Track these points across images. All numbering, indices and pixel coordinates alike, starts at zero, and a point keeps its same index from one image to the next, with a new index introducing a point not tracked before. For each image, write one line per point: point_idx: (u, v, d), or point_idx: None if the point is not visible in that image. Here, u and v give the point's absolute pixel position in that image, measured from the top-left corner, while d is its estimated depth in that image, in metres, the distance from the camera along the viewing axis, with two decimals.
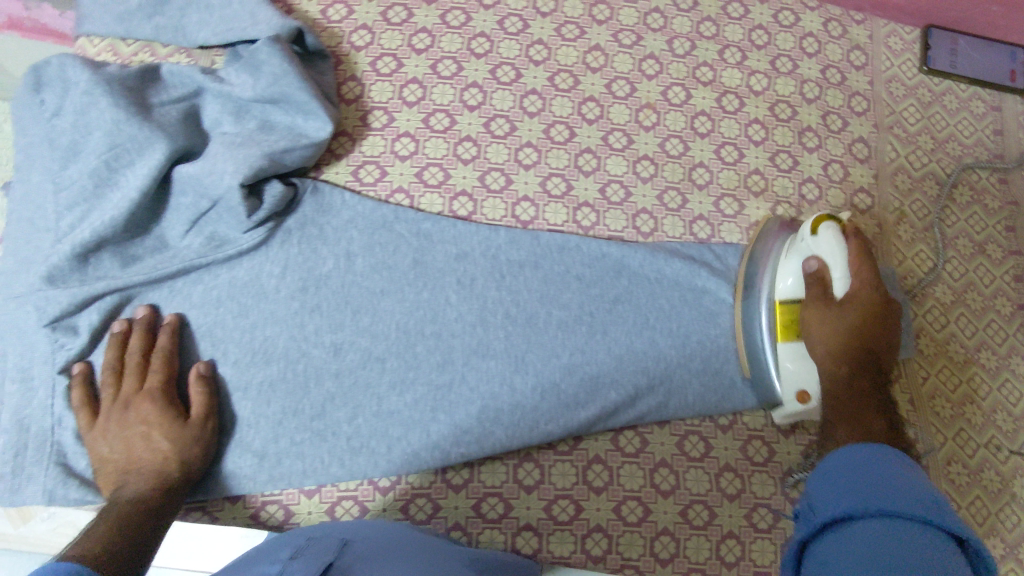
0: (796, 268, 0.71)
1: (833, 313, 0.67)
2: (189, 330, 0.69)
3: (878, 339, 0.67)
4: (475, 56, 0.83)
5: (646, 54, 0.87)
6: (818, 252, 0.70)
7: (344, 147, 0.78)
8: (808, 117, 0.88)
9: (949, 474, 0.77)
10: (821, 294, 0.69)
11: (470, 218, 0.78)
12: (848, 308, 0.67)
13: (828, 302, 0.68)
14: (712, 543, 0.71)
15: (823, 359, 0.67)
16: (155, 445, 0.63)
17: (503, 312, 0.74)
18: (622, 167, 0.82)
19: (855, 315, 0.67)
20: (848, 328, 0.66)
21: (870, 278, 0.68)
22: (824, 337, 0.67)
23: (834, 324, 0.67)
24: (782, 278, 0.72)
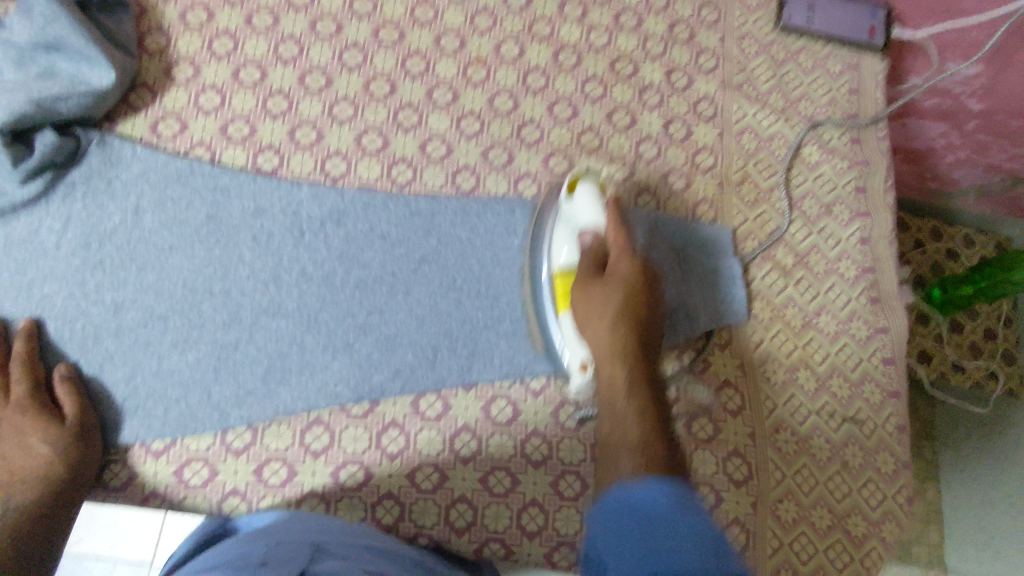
0: (571, 234, 0.68)
1: (600, 291, 0.63)
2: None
3: (644, 316, 0.63)
4: (293, 8, 0.80)
5: (478, 8, 0.83)
6: (579, 217, 0.68)
7: (142, 99, 0.74)
8: (650, 74, 0.85)
9: (776, 442, 0.73)
10: (581, 270, 0.65)
11: (274, 174, 0.74)
12: (612, 280, 0.64)
13: (592, 274, 0.65)
14: (512, 511, 0.67)
15: (598, 349, 0.61)
16: (33, 452, 0.62)
17: (301, 273, 0.72)
18: (445, 123, 0.79)
19: (622, 288, 0.63)
20: (612, 311, 0.61)
21: (624, 243, 0.65)
22: (594, 330, 0.62)
23: (596, 304, 0.62)
24: (558, 247, 0.68)
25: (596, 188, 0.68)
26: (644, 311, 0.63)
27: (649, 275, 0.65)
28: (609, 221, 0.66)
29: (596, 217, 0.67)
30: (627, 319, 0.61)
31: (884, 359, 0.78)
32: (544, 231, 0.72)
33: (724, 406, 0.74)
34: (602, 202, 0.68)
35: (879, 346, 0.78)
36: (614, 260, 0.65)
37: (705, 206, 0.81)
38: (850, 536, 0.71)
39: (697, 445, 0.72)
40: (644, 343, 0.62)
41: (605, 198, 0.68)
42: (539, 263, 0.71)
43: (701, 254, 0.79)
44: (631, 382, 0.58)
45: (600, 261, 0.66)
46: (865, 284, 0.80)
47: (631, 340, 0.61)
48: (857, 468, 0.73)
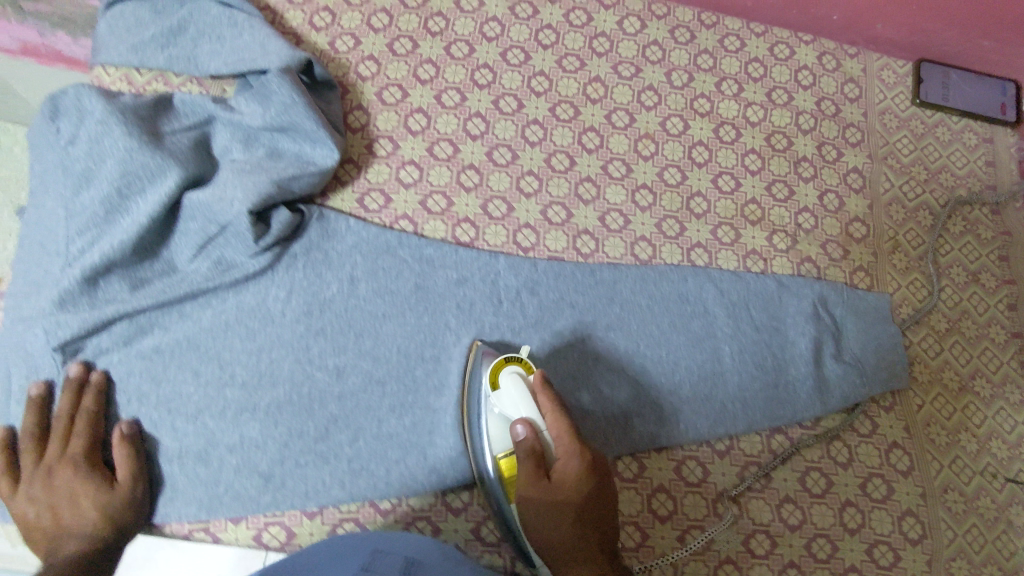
0: (503, 422, 0.68)
1: (545, 495, 0.62)
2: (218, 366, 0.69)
3: (596, 500, 0.62)
4: (478, 86, 0.86)
5: (644, 85, 0.89)
6: (509, 413, 0.66)
7: (350, 174, 0.80)
8: (803, 147, 0.90)
9: (945, 501, 0.77)
10: (522, 478, 0.63)
11: (472, 245, 0.79)
12: (553, 484, 0.63)
13: (535, 478, 0.63)
14: (709, 568, 0.71)
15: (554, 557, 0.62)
16: (70, 504, 0.61)
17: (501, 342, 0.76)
18: (621, 195, 0.84)
19: (568, 491, 0.62)
20: (569, 510, 0.61)
21: (563, 435, 0.64)
22: (549, 520, 0.62)
23: (547, 513, 0.62)
24: (493, 436, 0.68)
25: (522, 377, 0.67)
26: (593, 503, 0.62)
27: (598, 455, 0.65)
28: (545, 414, 0.65)
29: (528, 409, 0.65)
30: (583, 514, 0.62)
31: None
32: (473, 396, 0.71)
33: (896, 466, 0.78)
34: (529, 391, 0.66)
35: None
36: (560, 462, 0.63)
37: (861, 274, 0.86)
38: None
39: (873, 505, 0.76)
40: (600, 510, 0.62)
41: (529, 385, 0.67)
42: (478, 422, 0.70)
43: (867, 321, 0.83)
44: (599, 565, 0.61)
45: (542, 456, 0.64)
46: (1014, 348, 0.85)
47: (587, 529, 0.62)
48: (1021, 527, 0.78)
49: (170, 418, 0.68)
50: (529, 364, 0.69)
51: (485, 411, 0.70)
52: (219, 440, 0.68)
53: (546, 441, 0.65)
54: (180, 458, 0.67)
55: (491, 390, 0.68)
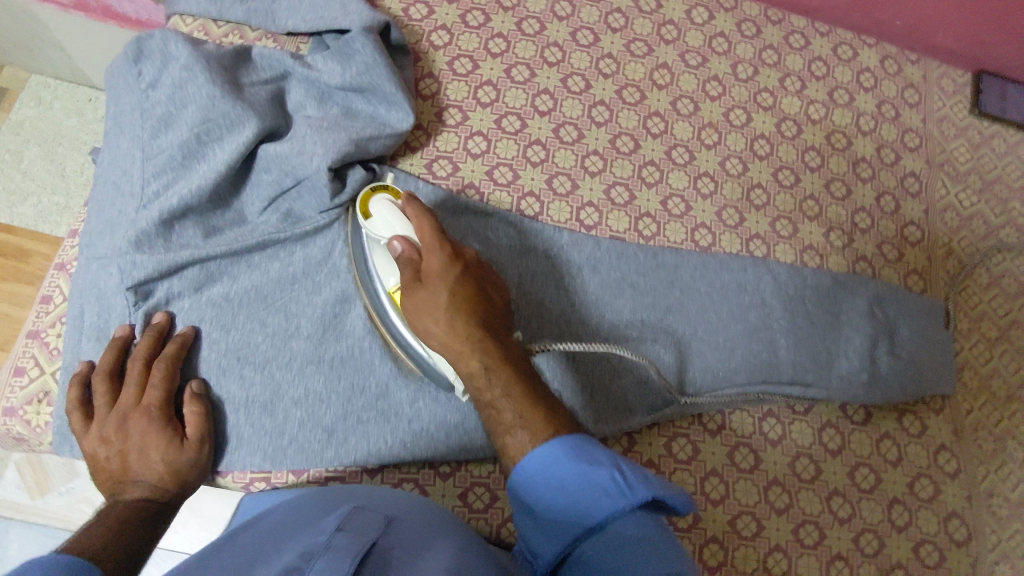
0: (386, 258, 0.66)
1: (421, 294, 0.59)
2: (287, 316, 0.70)
3: (473, 288, 0.59)
4: (548, 64, 0.86)
5: (710, 75, 0.90)
6: (383, 235, 0.64)
7: (419, 140, 0.80)
8: (862, 148, 0.91)
9: (990, 506, 0.78)
10: (404, 280, 0.60)
11: (537, 218, 0.80)
12: (444, 280, 0.59)
13: (415, 280, 0.60)
14: (759, 553, 0.72)
15: (450, 351, 0.57)
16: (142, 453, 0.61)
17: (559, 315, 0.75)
18: (683, 182, 0.85)
19: (442, 286, 0.58)
20: (450, 292, 0.58)
21: (432, 240, 0.61)
22: (441, 325, 0.58)
23: (438, 292, 0.58)
24: (386, 275, 0.66)
25: (393, 202, 0.66)
26: (493, 343, 0.57)
27: (465, 252, 0.62)
28: (413, 216, 0.62)
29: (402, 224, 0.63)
30: (471, 311, 0.58)
31: None
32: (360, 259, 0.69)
33: (943, 468, 0.78)
34: (403, 203, 0.64)
35: None
36: (425, 262, 0.60)
37: (915, 277, 0.87)
38: None
39: (920, 503, 0.76)
40: (488, 323, 0.58)
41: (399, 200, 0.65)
42: (370, 279, 0.68)
43: (923, 321, 0.84)
44: (493, 375, 0.55)
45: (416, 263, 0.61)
46: None
47: (476, 324, 0.57)
48: None
49: (238, 365, 0.68)
50: (398, 193, 0.68)
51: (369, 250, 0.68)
52: (285, 393, 0.68)
53: (417, 243, 0.62)
54: (247, 408, 0.67)
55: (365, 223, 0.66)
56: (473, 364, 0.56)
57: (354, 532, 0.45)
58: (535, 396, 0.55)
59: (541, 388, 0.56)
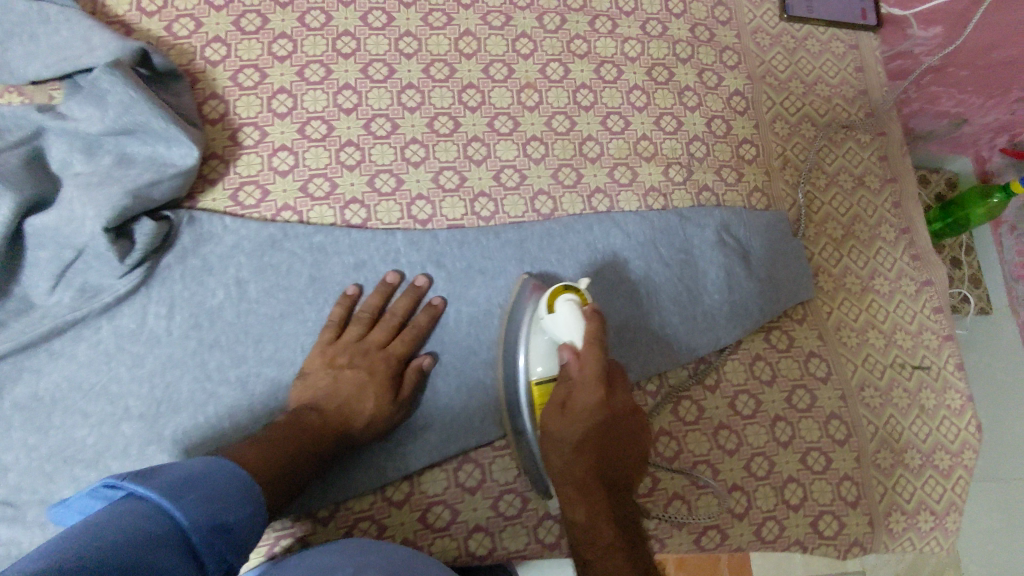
0: (547, 348, 0.66)
1: (560, 425, 0.61)
2: (109, 398, 0.64)
3: (597, 441, 0.61)
4: (342, 56, 0.80)
5: (517, 33, 0.86)
6: (563, 336, 0.64)
7: (217, 170, 0.73)
8: (684, 76, 0.89)
9: (864, 399, 0.81)
10: (552, 401, 0.62)
11: (365, 226, 0.74)
12: (576, 418, 0.61)
13: (560, 407, 0.62)
14: (659, 507, 0.72)
15: (552, 459, 0.63)
16: (360, 403, 0.65)
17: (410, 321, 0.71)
18: (512, 151, 0.81)
19: (580, 428, 0.61)
20: (571, 443, 0.61)
21: (596, 368, 0.60)
22: (557, 457, 0.62)
23: (569, 438, 0.61)
24: (531, 362, 0.67)
25: (577, 304, 0.64)
26: (598, 463, 0.61)
27: (612, 393, 0.61)
28: (587, 336, 0.62)
29: (574, 335, 0.63)
30: (591, 457, 0.61)
31: (934, 308, 0.87)
32: (518, 330, 0.70)
33: (815, 374, 0.81)
34: (582, 313, 0.63)
35: (928, 298, 0.87)
36: (578, 396, 0.61)
37: (757, 195, 0.87)
38: (939, 470, 0.80)
39: (801, 415, 0.78)
40: (609, 460, 0.62)
41: (583, 310, 0.64)
42: (515, 370, 0.69)
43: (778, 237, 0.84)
44: (588, 499, 0.61)
45: (566, 388, 0.62)
46: (905, 243, 0.89)
47: (587, 471, 0.61)
48: (933, 409, 0.82)
49: (65, 467, 0.62)
50: (585, 294, 0.67)
51: (530, 329, 0.68)
52: None
53: (576, 372, 0.61)
54: None
55: (548, 315, 0.65)
56: (568, 495, 0.62)
57: None
58: (604, 518, 0.60)
59: (628, 536, 0.60)
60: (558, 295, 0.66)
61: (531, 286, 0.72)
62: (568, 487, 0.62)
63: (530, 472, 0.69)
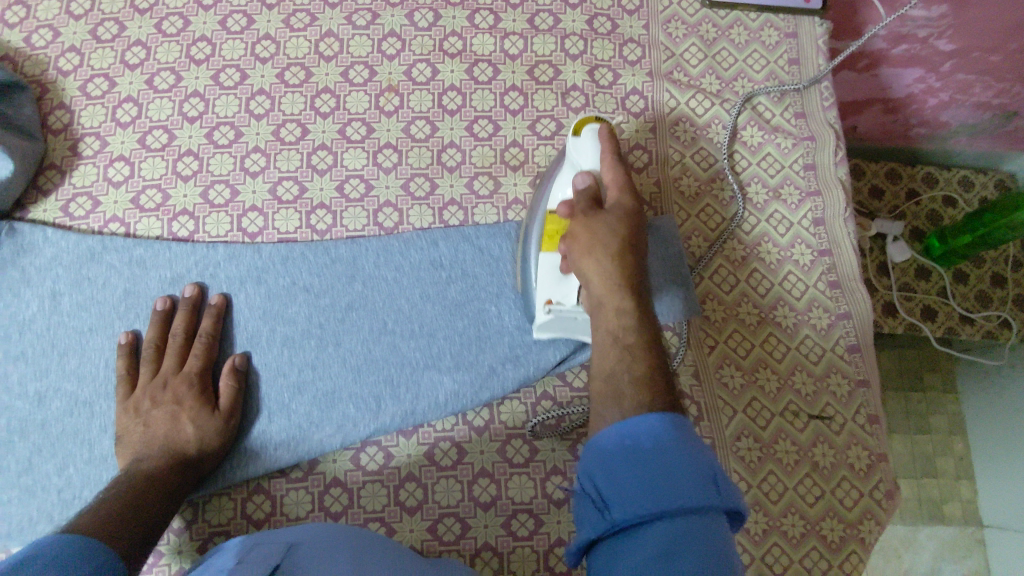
0: (569, 175, 0.61)
1: (594, 215, 0.55)
2: None
3: (639, 250, 0.54)
4: (194, 63, 0.78)
5: (384, 32, 0.80)
6: (580, 159, 0.60)
7: (52, 181, 0.74)
8: (572, 75, 0.80)
9: (738, 451, 0.70)
10: (581, 206, 0.57)
11: (191, 238, 0.73)
12: (612, 214, 0.55)
13: (591, 208, 0.56)
14: (464, 558, 0.65)
15: (583, 252, 0.53)
16: (182, 431, 0.64)
17: (210, 342, 0.68)
18: (361, 160, 0.76)
19: (617, 217, 0.55)
20: (615, 244, 0.53)
21: (619, 172, 0.58)
22: (595, 263, 0.52)
23: (601, 238, 0.53)
24: (559, 186, 0.62)
25: (601, 132, 0.60)
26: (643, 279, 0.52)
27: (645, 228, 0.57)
28: (607, 160, 0.59)
29: (596, 164, 0.59)
30: (627, 244, 0.53)
31: (849, 347, 0.73)
32: (550, 177, 0.66)
33: None
34: (604, 140, 0.59)
35: (842, 334, 0.74)
36: (613, 193, 0.57)
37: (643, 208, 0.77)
38: (826, 542, 0.68)
39: None
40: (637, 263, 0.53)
41: (608, 137, 0.60)
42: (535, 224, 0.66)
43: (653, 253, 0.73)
44: (633, 302, 0.50)
45: (592, 195, 0.57)
46: (823, 268, 0.76)
47: (626, 252, 0.53)
48: (828, 468, 0.70)
49: None
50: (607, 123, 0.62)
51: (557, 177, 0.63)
52: None
53: (605, 187, 0.58)
54: None
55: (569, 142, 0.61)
56: (606, 299, 0.51)
57: (251, 561, 0.47)
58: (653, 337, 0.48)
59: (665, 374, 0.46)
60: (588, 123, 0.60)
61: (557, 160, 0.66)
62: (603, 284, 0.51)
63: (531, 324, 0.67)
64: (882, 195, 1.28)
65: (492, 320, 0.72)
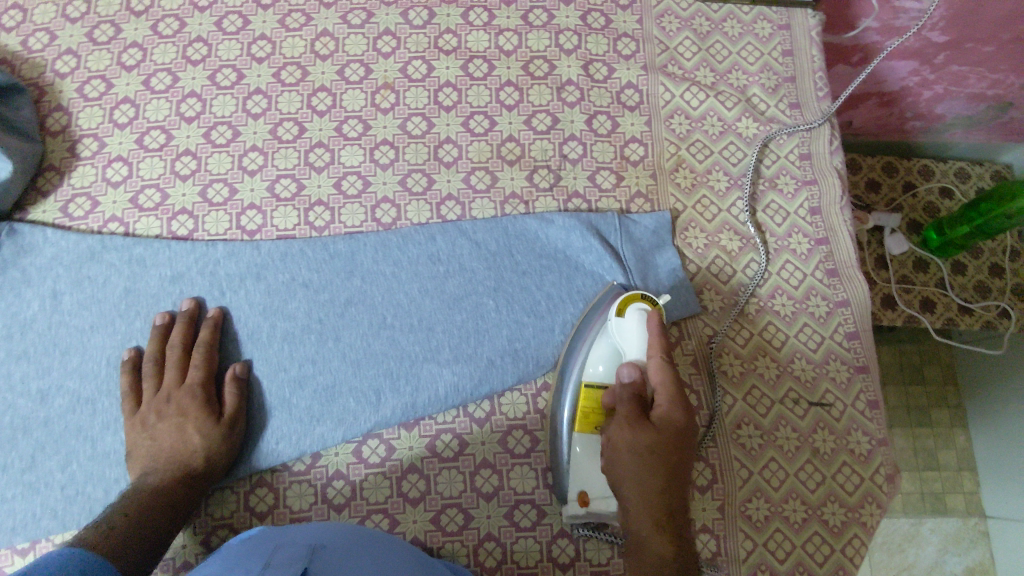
0: (609, 354, 0.66)
1: (636, 431, 0.59)
2: None
3: (678, 456, 0.58)
4: (190, 63, 0.78)
5: (380, 31, 0.81)
6: (625, 325, 0.65)
7: (51, 182, 0.74)
8: (567, 70, 0.81)
9: (739, 439, 0.70)
10: (624, 406, 0.60)
11: (190, 237, 0.73)
12: (657, 426, 0.59)
13: (635, 411, 0.60)
14: (467, 548, 0.66)
15: (624, 464, 0.58)
16: (186, 442, 0.64)
17: (208, 350, 0.68)
18: (358, 156, 0.76)
19: (663, 432, 0.59)
20: (648, 450, 0.58)
21: (666, 375, 0.61)
22: (634, 432, 0.59)
23: (639, 456, 0.58)
24: (592, 362, 0.66)
25: (649, 313, 0.65)
26: (675, 451, 0.58)
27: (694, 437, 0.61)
28: (655, 347, 0.63)
29: (638, 349, 0.64)
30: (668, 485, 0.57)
31: (848, 334, 0.74)
32: (582, 338, 0.68)
33: None
34: (652, 323, 0.64)
35: (840, 321, 0.74)
36: (664, 407, 0.60)
37: (640, 200, 0.77)
38: (828, 527, 0.68)
39: None
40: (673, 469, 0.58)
41: (657, 323, 0.64)
42: (567, 371, 0.68)
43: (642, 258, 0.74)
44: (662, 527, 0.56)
45: (638, 396, 0.61)
46: (820, 257, 0.76)
47: (665, 487, 0.57)
48: (829, 454, 0.70)
49: None
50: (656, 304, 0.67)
51: (595, 336, 0.67)
52: None
53: (651, 384, 0.62)
54: None
55: (613, 319, 0.66)
56: (640, 517, 0.56)
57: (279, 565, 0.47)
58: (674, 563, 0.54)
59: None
60: (633, 301, 0.66)
61: (603, 301, 0.70)
62: (641, 547, 0.55)
63: (557, 481, 0.66)
64: (880, 187, 1.29)
65: (491, 313, 0.72)
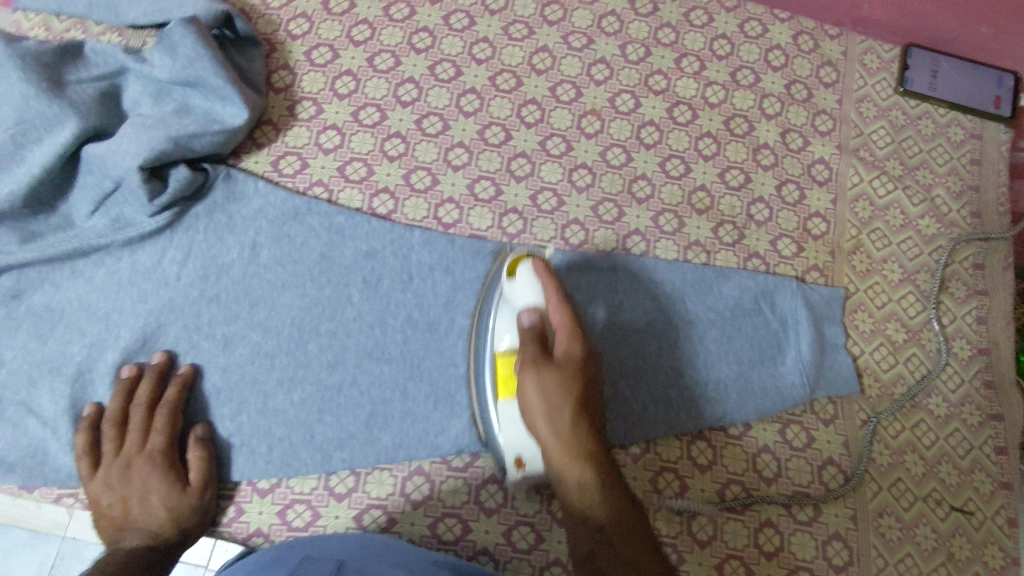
0: (512, 317, 0.62)
1: (552, 380, 0.57)
2: (105, 323, 0.69)
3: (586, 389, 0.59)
4: (415, 51, 0.81)
5: (595, 58, 0.84)
6: (518, 304, 0.61)
7: (267, 136, 0.77)
8: (765, 133, 0.83)
9: (879, 527, 0.71)
10: (529, 358, 0.58)
11: (388, 217, 0.75)
12: (563, 367, 0.58)
13: (540, 356, 0.58)
14: None
15: (551, 453, 0.57)
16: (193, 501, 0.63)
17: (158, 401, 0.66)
18: (557, 174, 0.79)
19: (574, 380, 0.58)
20: (570, 397, 0.57)
21: (564, 321, 0.60)
22: (546, 423, 0.57)
23: (552, 397, 0.57)
24: (501, 331, 0.63)
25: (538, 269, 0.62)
26: (584, 383, 0.59)
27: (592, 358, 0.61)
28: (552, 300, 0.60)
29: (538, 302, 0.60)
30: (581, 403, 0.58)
31: (996, 448, 0.75)
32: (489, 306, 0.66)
33: (827, 484, 0.72)
34: (542, 281, 0.61)
35: (991, 433, 0.75)
36: (563, 347, 0.60)
37: (815, 274, 0.79)
38: None
39: (796, 527, 0.70)
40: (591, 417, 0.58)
41: (546, 275, 0.61)
42: (484, 340, 0.65)
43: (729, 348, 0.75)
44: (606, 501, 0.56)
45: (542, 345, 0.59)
46: (979, 366, 0.78)
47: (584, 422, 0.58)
48: (963, 561, 0.71)
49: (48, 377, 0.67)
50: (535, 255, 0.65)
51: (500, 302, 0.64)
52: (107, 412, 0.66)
53: (554, 328, 0.60)
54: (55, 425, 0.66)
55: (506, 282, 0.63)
56: (563, 463, 0.57)
57: None
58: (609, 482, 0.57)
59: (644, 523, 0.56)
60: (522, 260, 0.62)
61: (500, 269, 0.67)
62: (561, 452, 0.57)
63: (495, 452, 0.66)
64: None
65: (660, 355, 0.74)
